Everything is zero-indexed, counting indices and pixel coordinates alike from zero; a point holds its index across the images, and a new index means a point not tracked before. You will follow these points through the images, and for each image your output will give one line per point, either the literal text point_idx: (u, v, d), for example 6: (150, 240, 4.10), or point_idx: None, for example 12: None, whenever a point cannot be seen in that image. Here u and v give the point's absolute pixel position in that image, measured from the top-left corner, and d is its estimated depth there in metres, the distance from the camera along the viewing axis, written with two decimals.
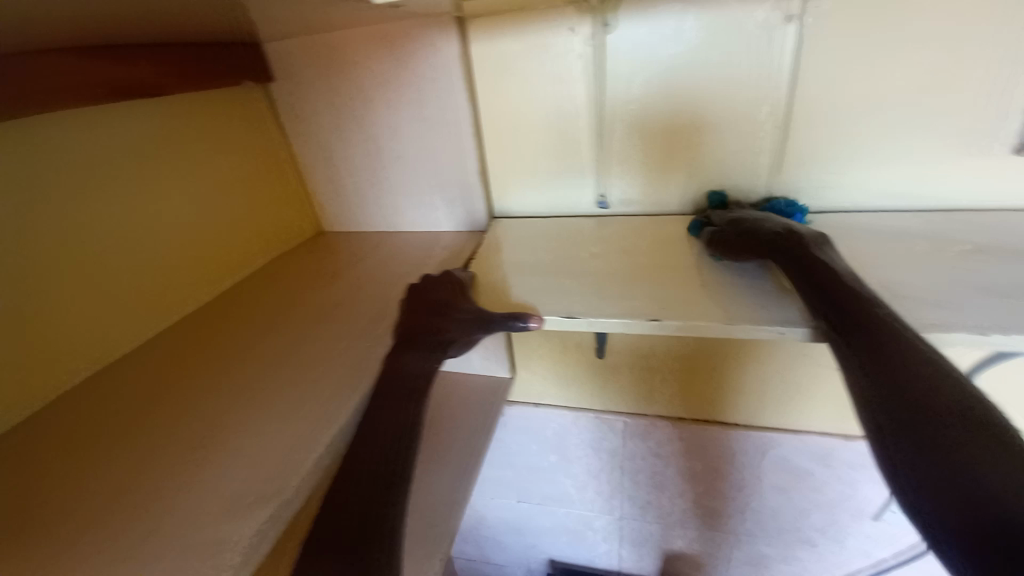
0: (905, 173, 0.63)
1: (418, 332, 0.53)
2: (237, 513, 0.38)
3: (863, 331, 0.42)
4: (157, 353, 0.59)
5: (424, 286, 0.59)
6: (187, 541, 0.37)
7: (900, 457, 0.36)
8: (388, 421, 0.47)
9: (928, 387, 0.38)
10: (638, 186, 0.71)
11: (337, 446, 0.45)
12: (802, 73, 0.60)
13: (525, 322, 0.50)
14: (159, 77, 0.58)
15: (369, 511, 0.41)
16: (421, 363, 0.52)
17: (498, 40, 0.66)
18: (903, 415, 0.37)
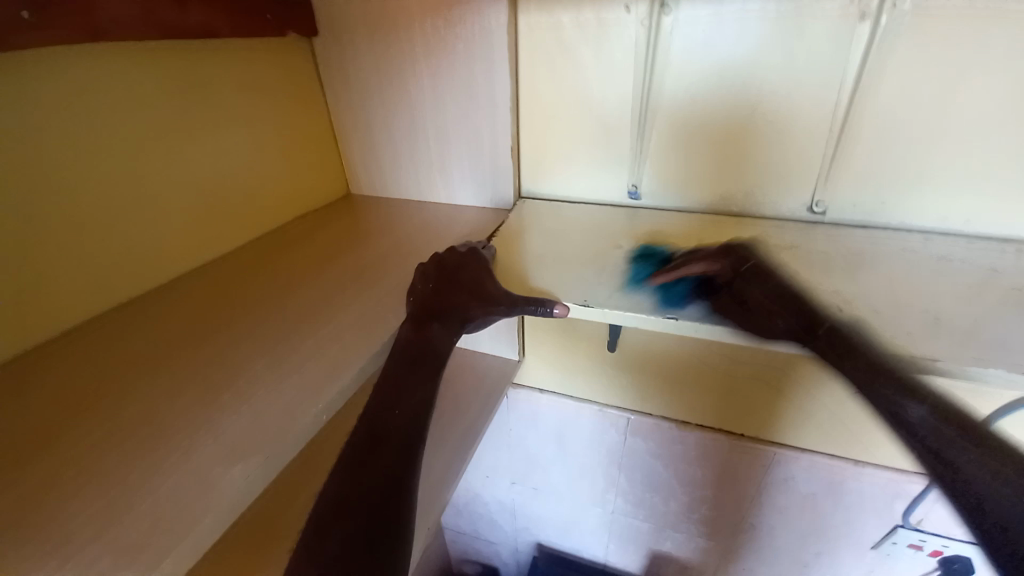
0: (967, 195, 0.59)
1: (440, 303, 0.54)
2: (233, 457, 0.40)
3: (950, 454, 0.44)
4: (186, 295, 0.63)
5: (449, 259, 0.59)
6: (183, 480, 0.39)
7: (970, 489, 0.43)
8: (409, 389, 0.49)
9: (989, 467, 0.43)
10: (673, 180, 0.69)
11: (337, 401, 0.47)
12: (869, 77, 0.55)
13: (549, 309, 0.50)
14: (208, 20, 0.60)
15: (388, 476, 0.43)
16: (442, 335, 0.52)
17: (548, 15, 0.63)
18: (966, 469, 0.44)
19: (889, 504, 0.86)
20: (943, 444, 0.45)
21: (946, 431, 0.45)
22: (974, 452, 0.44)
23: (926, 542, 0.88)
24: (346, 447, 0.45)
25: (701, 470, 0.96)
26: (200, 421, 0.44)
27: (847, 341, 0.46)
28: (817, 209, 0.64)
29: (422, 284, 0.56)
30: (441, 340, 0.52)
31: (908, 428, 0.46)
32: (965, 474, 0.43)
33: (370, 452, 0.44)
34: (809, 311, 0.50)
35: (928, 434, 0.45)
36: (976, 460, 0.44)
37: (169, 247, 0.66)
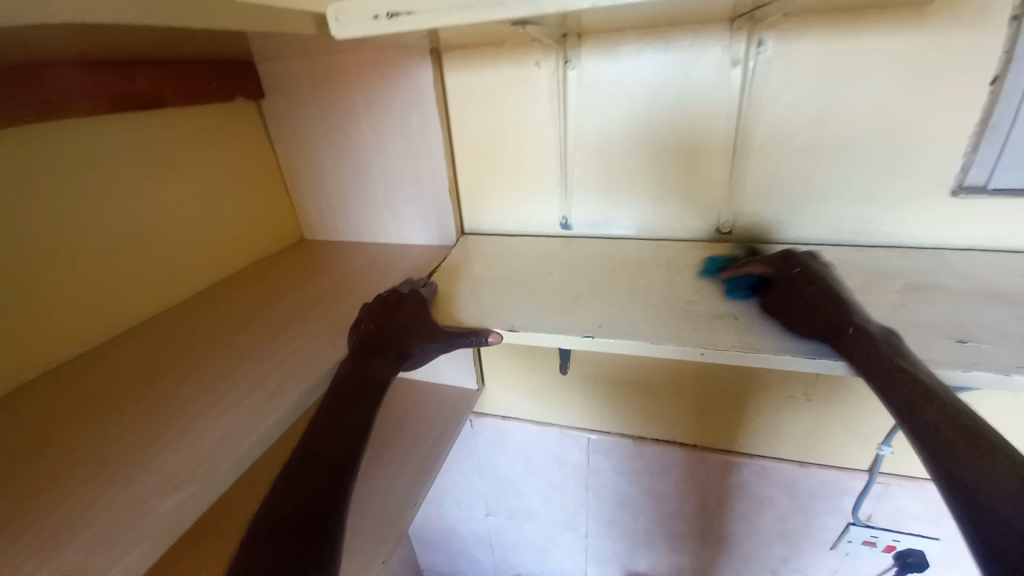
0: (849, 210, 0.66)
1: (380, 340, 0.57)
2: (167, 487, 0.43)
3: (945, 445, 0.38)
4: (136, 341, 0.65)
5: (390, 298, 0.63)
6: (119, 512, 0.41)
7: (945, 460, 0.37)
8: (344, 417, 0.52)
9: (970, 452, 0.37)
10: (598, 210, 0.75)
11: (271, 432, 0.50)
12: (749, 113, 0.63)
13: (484, 338, 0.55)
14: (155, 89, 0.66)
15: (323, 493, 0.46)
16: (380, 369, 0.55)
17: (472, 71, 0.71)
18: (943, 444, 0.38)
19: (838, 501, 0.90)
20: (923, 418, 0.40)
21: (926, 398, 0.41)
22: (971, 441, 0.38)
23: (879, 538, 0.92)
24: (280, 471, 0.48)
25: (663, 483, 0.99)
26: (137, 458, 0.46)
27: (877, 346, 0.46)
28: (725, 229, 0.71)
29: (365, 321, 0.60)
30: (380, 372, 0.55)
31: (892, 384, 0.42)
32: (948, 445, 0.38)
33: (302, 476, 0.47)
34: (842, 317, 0.49)
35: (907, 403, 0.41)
36: (971, 463, 0.37)
37: (122, 297, 0.68)
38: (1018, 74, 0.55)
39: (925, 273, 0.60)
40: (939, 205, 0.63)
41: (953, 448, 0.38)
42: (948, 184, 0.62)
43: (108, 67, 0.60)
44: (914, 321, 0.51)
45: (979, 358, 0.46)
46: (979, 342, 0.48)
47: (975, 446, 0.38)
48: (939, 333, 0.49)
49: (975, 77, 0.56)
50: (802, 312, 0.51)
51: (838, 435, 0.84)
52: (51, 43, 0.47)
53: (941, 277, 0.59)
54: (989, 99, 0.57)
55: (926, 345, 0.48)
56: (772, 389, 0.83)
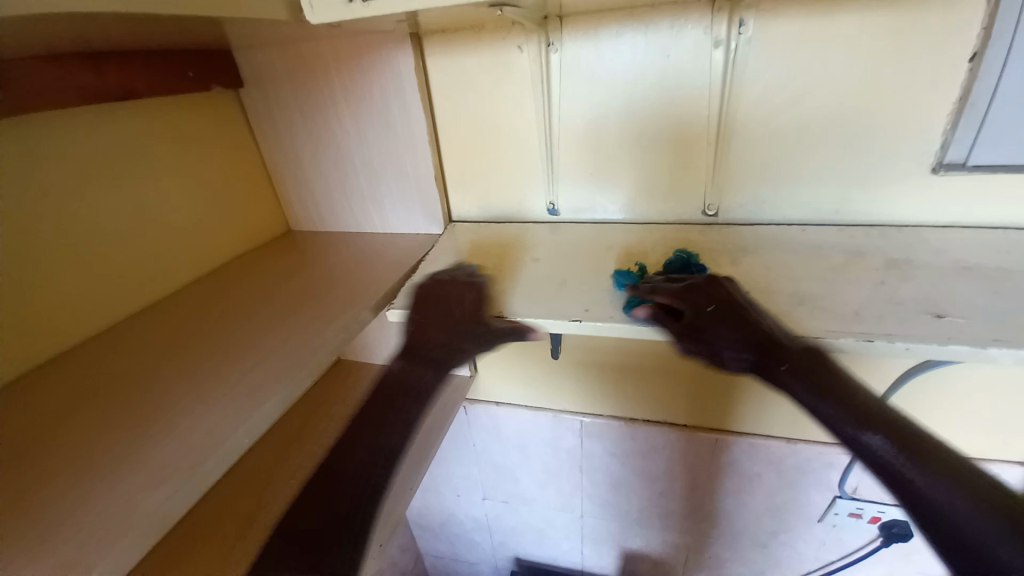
0: (831, 189, 0.67)
1: (433, 347, 0.63)
2: (157, 481, 0.44)
3: (915, 485, 0.45)
4: (121, 339, 0.66)
5: (436, 290, 0.63)
6: (114, 504, 0.43)
7: (939, 511, 0.43)
8: (373, 432, 0.64)
9: (952, 498, 0.44)
10: (585, 195, 0.75)
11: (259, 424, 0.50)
12: (731, 95, 0.63)
13: (532, 335, 0.57)
14: (128, 82, 0.64)
15: (358, 493, 0.60)
16: (430, 379, 0.65)
17: (453, 56, 0.70)
18: (924, 496, 0.44)
19: (825, 476, 0.92)
20: (903, 469, 0.46)
21: (902, 454, 0.46)
22: (939, 478, 0.45)
23: (864, 510, 0.94)
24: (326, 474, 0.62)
25: (656, 463, 1.01)
26: (128, 453, 0.48)
27: (808, 369, 0.49)
28: (710, 211, 0.72)
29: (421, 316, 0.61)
30: (427, 381, 0.65)
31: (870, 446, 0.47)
32: (925, 489, 0.44)
33: (342, 479, 0.61)
34: (767, 339, 0.50)
35: (884, 459, 0.47)
36: (943, 494, 0.44)
37: (109, 298, 0.68)
38: (996, 50, 0.55)
39: (905, 251, 0.61)
40: (920, 182, 0.64)
41: (925, 494, 0.44)
42: (928, 161, 0.62)
43: (76, 61, 0.59)
44: (891, 298, 0.52)
45: (954, 331, 0.47)
46: (955, 316, 0.49)
47: (962, 492, 0.44)
48: (916, 309, 0.50)
49: (956, 53, 0.56)
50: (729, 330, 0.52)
51: None
52: (16, 37, 0.46)
53: (919, 254, 0.60)
54: (968, 75, 0.57)
55: (903, 321, 0.49)
56: None
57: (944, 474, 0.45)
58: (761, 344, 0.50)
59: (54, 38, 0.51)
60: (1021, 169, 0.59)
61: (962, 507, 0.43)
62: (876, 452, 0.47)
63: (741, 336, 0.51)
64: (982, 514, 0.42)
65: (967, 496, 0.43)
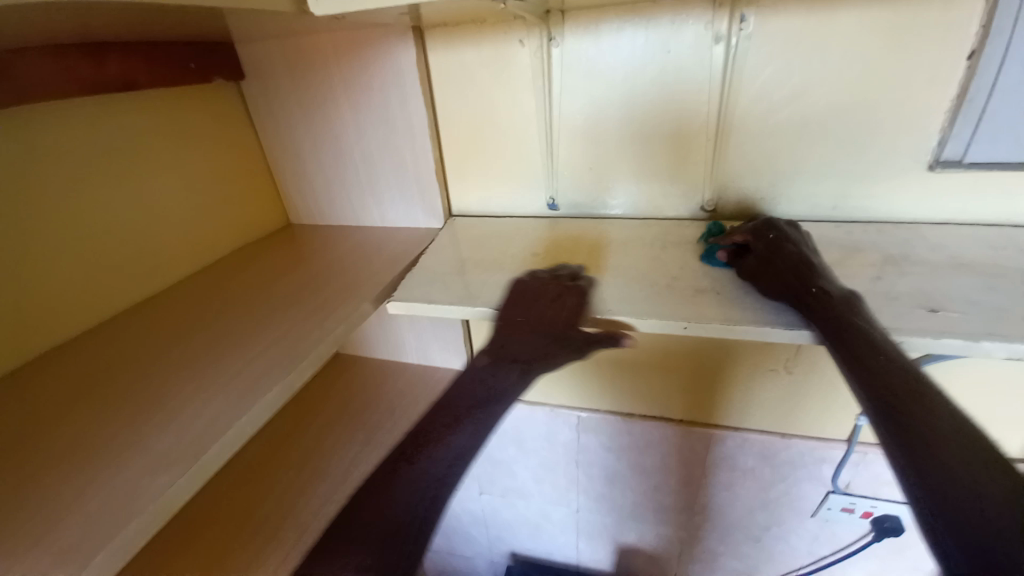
0: (829, 186, 0.67)
1: (523, 350, 0.60)
2: (160, 466, 0.45)
3: (911, 418, 0.40)
4: (122, 329, 0.66)
5: (529, 289, 0.60)
6: (118, 489, 0.43)
7: (927, 450, 0.38)
8: (447, 429, 0.58)
9: (946, 446, 0.38)
10: (585, 190, 0.76)
11: (261, 413, 0.51)
12: (730, 91, 0.64)
13: (621, 342, 0.53)
14: (130, 73, 0.64)
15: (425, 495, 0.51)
16: (509, 385, 0.60)
17: (455, 50, 0.70)
18: (918, 432, 0.39)
19: (819, 471, 0.93)
20: (903, 408, 0.41)
21: (904, 391, 0.42)
22: (938, 426, 0.40)
23: (857, 505, 0.95)
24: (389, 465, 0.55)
25: (652, 458, 1.02)
26: (130, 441, 0.48)
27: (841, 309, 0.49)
28: (709, 207, 0.72)
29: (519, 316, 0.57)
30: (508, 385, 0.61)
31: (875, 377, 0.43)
32: (920, 426, 0.40)
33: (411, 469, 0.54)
34: (807, 280, 0.53)
35: (884, 390, 0.42)
36: (940, 435, 0.39)
37: (109, 288, 0.68)
38: (994, 48, 0.55)
39: (900, 247, 0.61)
40: (916, 179, 0.64)
41: (915, 426, 0.40)
42: (924, 158, 0.63)
43: (78, 51, 0.59)
44: (887, 293, 0.53)
45: (947, 326, 0.48)
46: (949, 311, 0.50)
47: (961, 440, 0.38)
48: (911, 303, 0.51)
49: (954, 51, 0.57)
50: (775, 278, 0.54)
51: (817, 407, 0.87)
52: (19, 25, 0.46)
53: (914, 250, 0.61)
54: (966, 73, 0.57)
55: (899, 315, 0.50)
56: (755, 364, 0.85)
57: (944, 425, 0.40)
58: (795, 289, 0.52)
59: (56, 28, 0.51)
60: (1016, 167, 0.60)
61: (955, 455, 0.38)
62: (876, 382, 0.43)
63: (786, 279, 0.53)
64: (973, 467, 0.37)
65: (958, 451, 0.38)
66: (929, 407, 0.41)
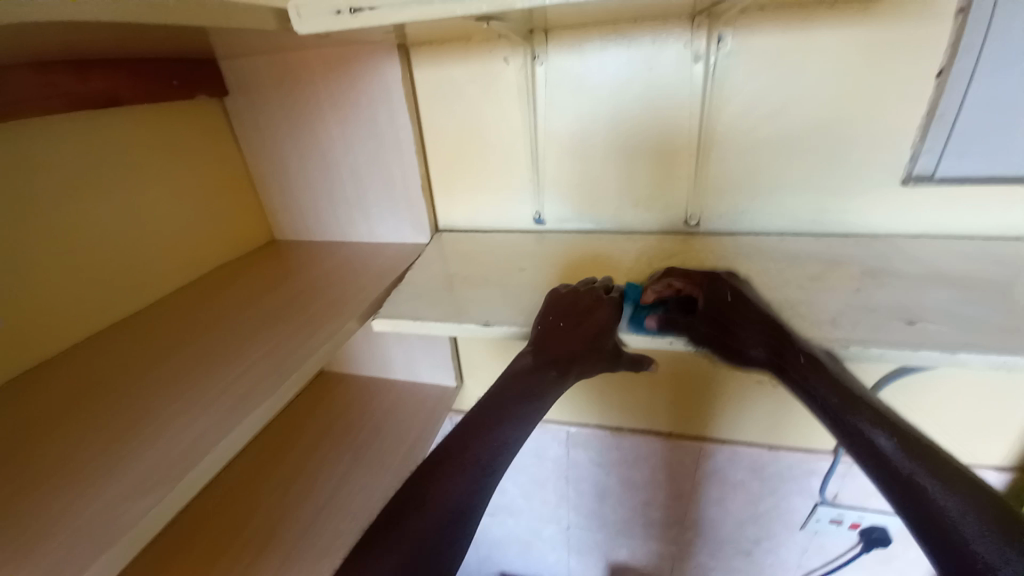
0: (808, 200, 0.69)
1: (563, 351, 0.55)
2: (136, 493, 0.43)
3: (924, 487, 0.42)
4: (100, 348, 0.64)
5: (570, 298, 0.57)
6: (93, 515, 0.42)
7: (942, 518, 0.40)
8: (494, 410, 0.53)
9: (963, 511, 0.40)
10: (571, 206, 0.76)
11: (242, 436, 0.49)
12: (711, 108, 0.65)
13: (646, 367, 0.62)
14: (115, 88, 0.64)
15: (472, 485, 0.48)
16: (551, 385, 0.55)
17: (441, 67, 0.71)
18: (932, 501, 0.41)
19: (807, 482, 0.93)
20: (910, 476, 0.43)
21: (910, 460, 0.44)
22: (947, 490, 0.41)
23: (845, 515, 0.96)
24: (435, 450, 0.51)
25: (641, 472, 1.01)
26: (106, 466, 0.46)
27: (820, 367, 0.49)
28: (692, 221, 0.73)
29: (558, 321, 0.55)
30: (545, 390, 0.55)
31: (875, 450, 0.45)
32: (934, 495, 0.41)
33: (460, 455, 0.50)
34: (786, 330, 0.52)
35: (890, 464, 0.44)
36: (946, 495, 0.41)
37: (88, 308, 0.66)
38: (962, 67, 0.58)
39: (878, 259, 0.63)
40: (890, 193, 0.66)
41: (925, 495, 0.41)
42: (898, 173, 0.65)
43: (62, 67, 0.58)
44: (866, 305, 0.54)
45: (925, 337, 0.48)
46: (926, 322, 0.51)
47: (974, 501, 0.41)
48: (890, 315, 0.52)
49: (922, 70, 0.59)
50: (751, 320, 0.53)
51: (802, 418, 0.88)
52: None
53: (891, 262, 0.62)
54: (935, 91, 0.60)
55: (879, 327, 0.51)
56: (742, 376, 0.85)
57: (951, 484, 0.42)
58: (778, 338, 0.51)
59: (37, 44, 0.50)
60: (984, 181, 0.62)
61: (972, 518, 0.40)
62: (880, 455, 0.44)
63: (763, 326, 0.53)
64: (996, 529, 0.39)
65: (975, 513, 0.40)
66: (934, 469, 0.43)
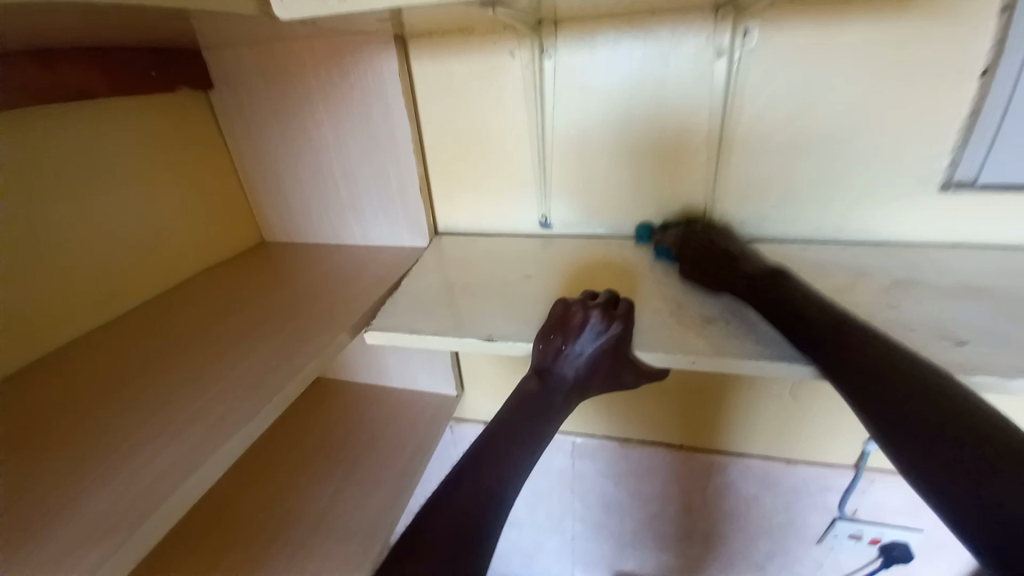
0: (836, 207, 0.64)
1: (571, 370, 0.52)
2: (88, 540, 0.38)
3: (887, 408, 0.37)
4: (71, 361, 0.59)
5: (574, 314, 0.52)
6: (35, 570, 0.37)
7: (906, 434, 0.35)
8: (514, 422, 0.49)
9: (940, 433, 0.34)
10: (579, 209, 0.72)
11: (215, 468, 0.45)
12: (732, 106, 0.60)
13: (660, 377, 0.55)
14: (86, 81, 0.59)
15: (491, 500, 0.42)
16: (561, 401, 0.52)
17: (441, 61, 0.66)
18: (900, 424, 0.36)
19: (824, 497, 0.89)
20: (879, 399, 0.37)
21: (873, 378, 0.39)
22: (918, 407, 0.36)
23: (864, 533, 0.91)
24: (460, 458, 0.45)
25: (650, 485, 0.97)
26: (56, 509, 0.41)
27: (773, 295, 0.49)
28: None
29: (562, 346, 0.51)
30: (558, 407, 0.52)
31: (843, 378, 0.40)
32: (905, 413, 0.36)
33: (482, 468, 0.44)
34: (749, 274, 0.53)
35: (856, 390, 0.39)
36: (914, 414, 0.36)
37: (62, 317, 0.62)
38: (1010, 65, 0.52)
39: (914, 271, 0.58)
40: (927, 199, 0.61)
41: (885, 415, 0.37)
42: (936, 178, 0.60)
43: (25, 58, 0.53)
44: (906, 322, 0.49)
45: (976, 360, 0.44)
46: (976, 344, 0.46)
47: (952, 411, 0.35)
48: (934, 334, 0.47)
49: (966, 68, 0.54)
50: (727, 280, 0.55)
51: (816, 432, 0.83)
52: None
53: (928, 274, 0.57)
54: (979, 90, 0.55)
55: (924, 349, 0.46)
56: (756, 388, 0.81)
57: (924, 399, 0.36)
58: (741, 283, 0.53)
59: None
60: None
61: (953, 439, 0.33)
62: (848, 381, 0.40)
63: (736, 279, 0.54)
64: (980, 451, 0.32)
65: (959, 438, 0.33)
66: (902, 388, 0.37)
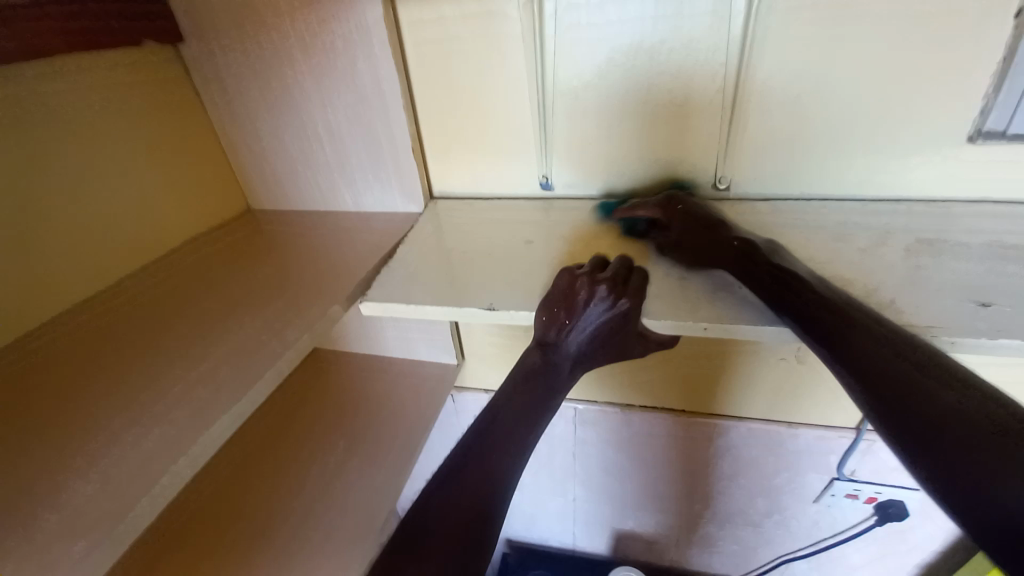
0: (855, 162, 0.60)
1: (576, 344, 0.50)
2: (74, 530, 0.37)
3: (894, 398, 0.38)
4: (52, 339, 0.56)
5: (575, 288, 0.49)
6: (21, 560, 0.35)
7: (909, 426, 0.36)
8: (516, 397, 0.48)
9: (947, 420, 0.35)
10: (582, 169, 0.68)
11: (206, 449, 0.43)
12: (750, 53, 0.56)
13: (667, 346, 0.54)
14: (42, 36, 0.54)
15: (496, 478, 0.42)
16: (564, 375, 0.51)
17: (432, 6, 0.60)
18: (906, 412, 0.37)
19: (824, 458, 0.90)
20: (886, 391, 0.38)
21: (883, 368, 0.39)
22: (924, 397, 0.37)
23: (861, 491, 0.93)
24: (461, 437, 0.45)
25: (651, 448, 0.98)
26: (43, 492, 0.40)
27: (777, 282, 0.47)
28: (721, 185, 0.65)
29: (566, 320, 0.49)
30: (561, 381, 0.51)
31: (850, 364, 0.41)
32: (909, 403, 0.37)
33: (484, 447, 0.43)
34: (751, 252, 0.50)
35: (862, 377, 0.40)
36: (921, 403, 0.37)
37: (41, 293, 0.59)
38: None
39: (935, 231, 0.55)
40: (953, 153, 0.57)
41: (893, 404, 0.38)
42: (964, 131, 0.56)
43: None
44: (930, 282, 0.48)
45: (1002, 323, 0.42)
46: (1002, 305, 0.44)
47: (955, 400, 0.36)
48: (959, 295, 0.46)
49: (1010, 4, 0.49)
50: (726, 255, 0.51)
51: (819, 396, 0.82)
52: None
53: (950, 233, 0.55)
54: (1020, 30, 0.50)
55: (948, 313, 0.44)
56: (761, 352, 0.79)
57: (931, 388, 0.37)
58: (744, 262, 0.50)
59: None
60: None
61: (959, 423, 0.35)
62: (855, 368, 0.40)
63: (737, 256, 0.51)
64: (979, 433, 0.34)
65: (964, 424, 0.35)
66: (906, 374, 0.38)
